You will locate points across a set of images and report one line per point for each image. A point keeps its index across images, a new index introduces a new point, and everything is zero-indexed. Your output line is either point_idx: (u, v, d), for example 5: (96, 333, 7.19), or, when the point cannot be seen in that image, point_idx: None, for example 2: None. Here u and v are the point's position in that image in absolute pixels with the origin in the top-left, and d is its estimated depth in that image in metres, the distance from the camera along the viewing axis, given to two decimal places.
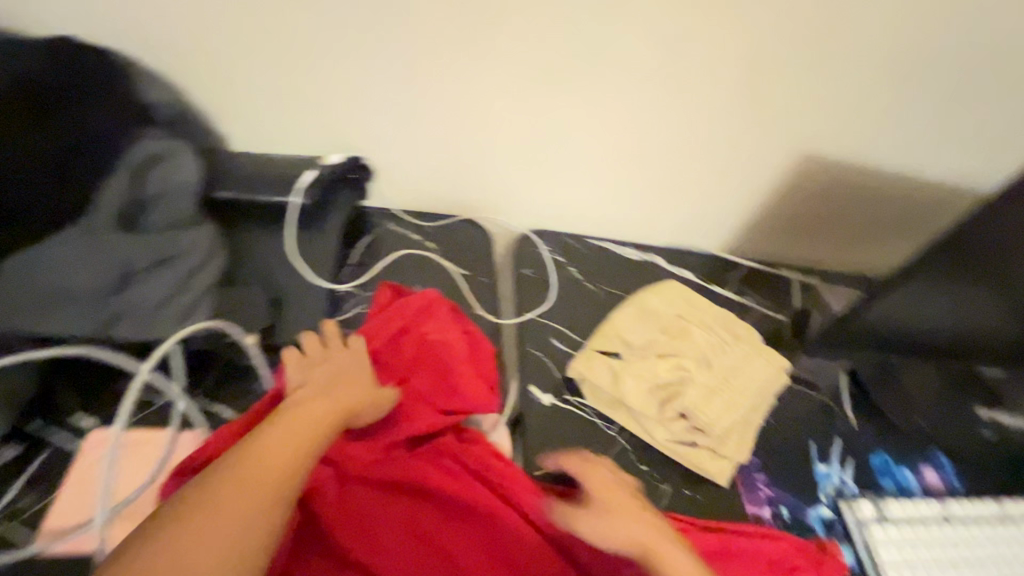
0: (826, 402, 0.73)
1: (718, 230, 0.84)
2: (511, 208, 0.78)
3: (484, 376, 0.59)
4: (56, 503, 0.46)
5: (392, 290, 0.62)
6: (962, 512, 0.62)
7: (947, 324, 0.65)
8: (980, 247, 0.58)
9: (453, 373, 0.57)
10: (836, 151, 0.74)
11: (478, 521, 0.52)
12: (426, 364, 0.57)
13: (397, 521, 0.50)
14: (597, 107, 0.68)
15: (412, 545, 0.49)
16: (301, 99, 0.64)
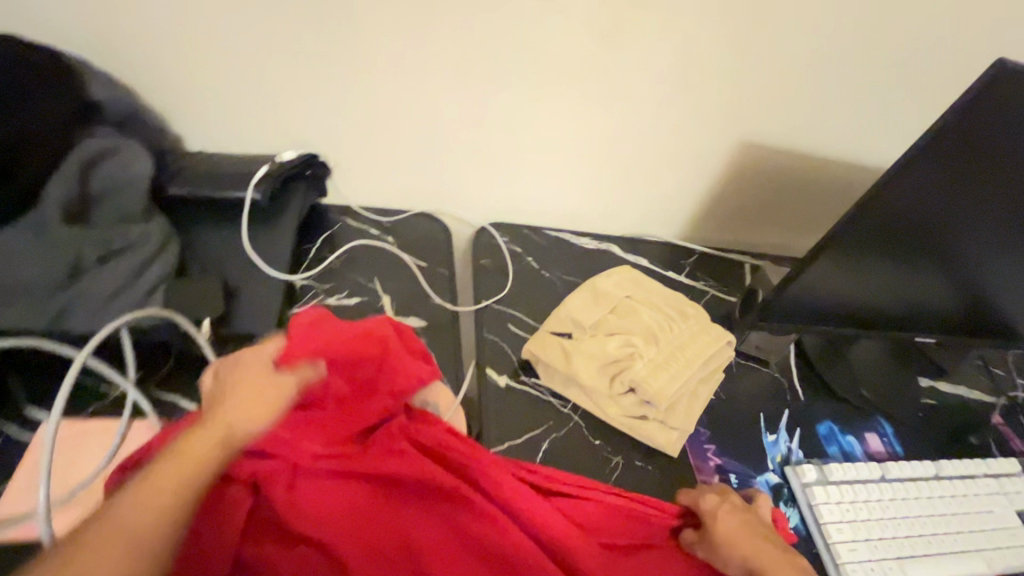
0: (775, 376, 0.76)
1: (670, 218, 0.88)
2: (468, 201, 0.80)
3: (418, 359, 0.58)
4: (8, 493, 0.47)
5: None
6: (900, 473, 0.66)
7: (886, 294, 0.72)
8: (887, 210, 0.63)
9: (391, 363, 0.55)
10: (773, 139, 0.78)
11: (440, 504, 0.53)
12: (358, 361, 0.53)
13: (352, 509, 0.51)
14: (542, 99, 0.70)
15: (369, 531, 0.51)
16: (254, 97, 0.66)
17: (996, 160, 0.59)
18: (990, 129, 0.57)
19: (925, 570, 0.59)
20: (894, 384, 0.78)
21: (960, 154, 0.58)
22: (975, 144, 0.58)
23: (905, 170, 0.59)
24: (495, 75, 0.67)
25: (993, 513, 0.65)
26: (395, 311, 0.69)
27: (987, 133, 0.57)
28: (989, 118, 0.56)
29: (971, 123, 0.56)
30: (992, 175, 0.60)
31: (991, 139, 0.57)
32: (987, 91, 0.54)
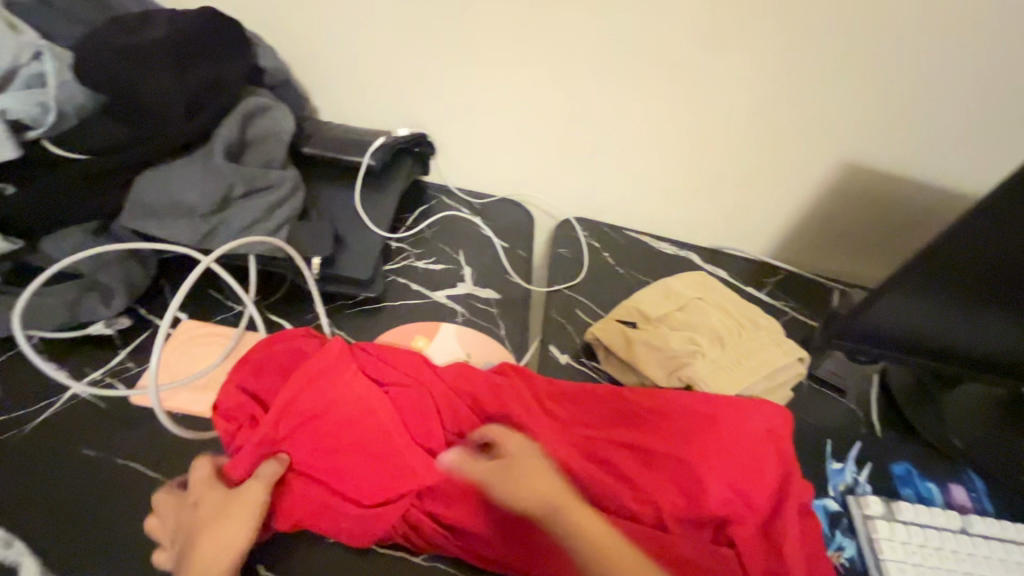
0: (851, 407, 0.72)
1: (757, 235, 0.86)
2: (554, 193, 0.85)
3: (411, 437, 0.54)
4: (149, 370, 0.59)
5: (281, 344, 0.56)
6: (983, 528, 0.60)
7: (1000, 339, 0.67)
8: (977, 243, 0.58)
9: (340, 405, 0.53)
10: (879, 161, 0.74)
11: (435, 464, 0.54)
12: (343, 438, 0.52)
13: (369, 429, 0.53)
14: (638, 101, 0.73)
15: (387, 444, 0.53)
16: (380, 79, 0.75)
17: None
18: None
19: None
20: (1001, 436, 0.71)
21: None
22: None
23: (1001, 201, 0.55)
24: (596, 70, 0.71)
25: None
26: (473, 281, 0.74)
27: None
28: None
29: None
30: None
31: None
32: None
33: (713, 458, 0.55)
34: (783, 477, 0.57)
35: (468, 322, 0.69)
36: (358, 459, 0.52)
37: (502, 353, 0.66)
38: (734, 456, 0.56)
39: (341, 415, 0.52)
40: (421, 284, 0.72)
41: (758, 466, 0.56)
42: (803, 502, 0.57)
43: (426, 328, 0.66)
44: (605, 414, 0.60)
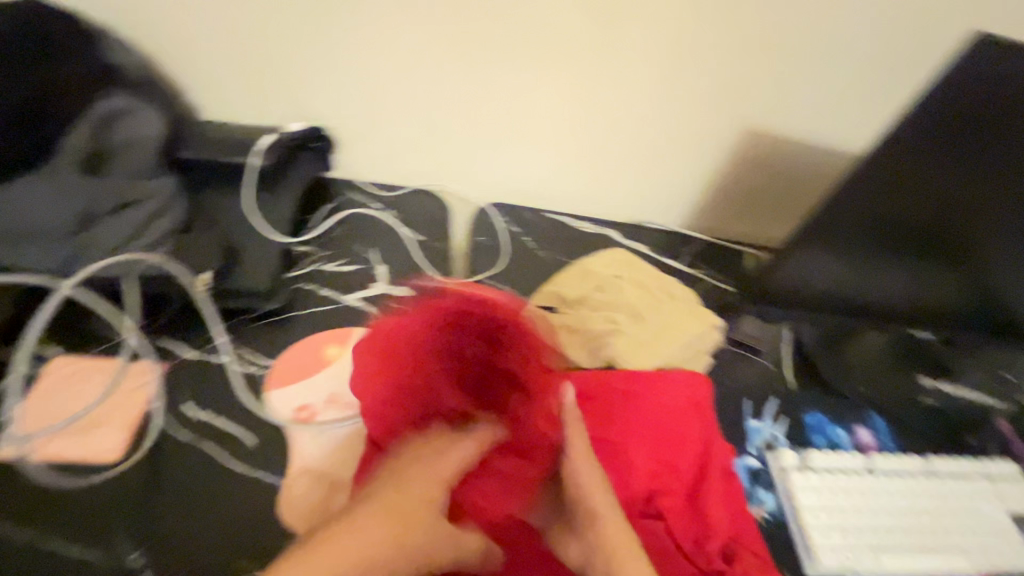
0: (768, 365, 0.75)
1: (672, 207, 0.87)
2: (468, 180, 0.82)
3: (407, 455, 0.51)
4: (14, 419, 0.51)
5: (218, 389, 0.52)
6: (885, 464, 0.65)
7: (903, 288, 0.71)
8: (867, 200, 0.61)
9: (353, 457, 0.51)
10: (776, 127, 0.77)
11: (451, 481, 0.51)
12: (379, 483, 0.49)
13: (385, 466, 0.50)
14: (542, 79, 0.71)
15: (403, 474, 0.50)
16: (262, 71, 0.69)
17: (987, 138, 0.56)
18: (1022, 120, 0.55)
19: (903, 561, 0.58)
20: (902, 378, 0.77)
21: (938, 140, 0.56)
22: (1007, 137, 0.56)
23: (881, 160, 0.58)
24: (495, 48, 0.68)
25: (984, 512, 0.64)
26: (388, 280, 0.70)
27: (962, 116, 0.54)
28: (967, 97, 0.53)
29: (949, 104, 0.53)
30: (983, 153, 0.57)
31: (969, 120, 0.55)
32: (959, 71, 0.51)
33: (650, 415, 0.58)
34: (705, 440, 0.59)
35: None
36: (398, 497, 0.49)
37: None
38: (660, 420, 0.58)
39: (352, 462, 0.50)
40: (331, 289, 0.68)
41: (680, 434, 0.58)
42: (726, 465, 0.59)
43: (339, 336, 0.63)
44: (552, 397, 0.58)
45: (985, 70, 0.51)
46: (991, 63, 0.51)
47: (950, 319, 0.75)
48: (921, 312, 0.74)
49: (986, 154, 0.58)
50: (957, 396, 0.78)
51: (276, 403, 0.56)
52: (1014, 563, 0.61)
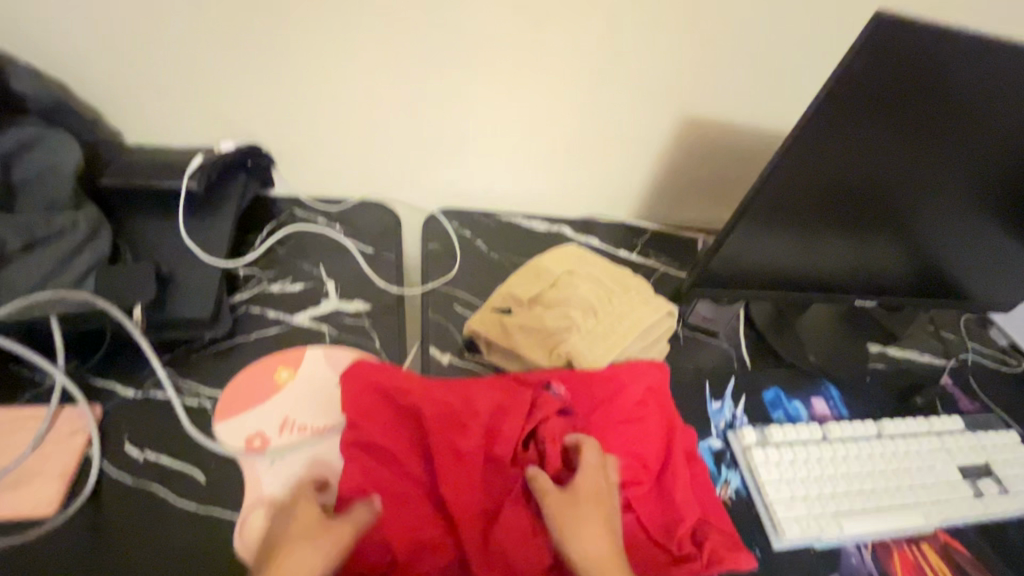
0: (724, 347, 0.77)
1: (622, 200, 0.89)
2: (414, 188, 0.81)
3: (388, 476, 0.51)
4: None
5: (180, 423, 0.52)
6: (841, 433, 0.67)
7: (847, 259, 0.74)
8: (802, 169, 0.63)
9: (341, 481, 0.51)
10: (712, 114, 0.79)
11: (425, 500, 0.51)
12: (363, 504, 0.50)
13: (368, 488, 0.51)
14: (479, 80, 0.71)
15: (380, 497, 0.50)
16: (186, 91, 0.67)
17: (905, 104, 0.59)
18: (937, 84, 0.58)
19: (864, 524, 0.60)
20: (854, 345, 0.81)
21: (860, 106, 0.58)
22: (926, 104, 0.59)
23: (810, 132, 0.59)
24: (427, 51, 0.68)
25: (934, 467, 0.67)
26: (339, 295, 0.69)
27: (879, 83, 0.57)
28: (881, 65, 0.55)
29: (865, 72, 0.56)
30: (903, 119, 0.60)
31: (889, 86, 0.57)
32: (870, 44, 0.53)
33: (613, 411, 0.58)
34: (666, 428, 0.60)
35: (337, 340, 0.64)
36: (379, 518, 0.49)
37: None
38: (622, 413, 0.58)
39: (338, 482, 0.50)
40: (278, 309, 0.66)
41: (642, 425, 0.58)
42: (687, 449, 0.60)
43: (289, 358, 0.61)
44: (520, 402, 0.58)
45: (898, 37, 0.53)
46: (900, 32, 0.53)
47: (890, 284, 0.79)
48: (863, 280, 0.78)
49: (910, 122, 0.60)
50: (903, 359, 0.82)
51: (225, 433, 0.54)
52: (964, 513, 0.64)
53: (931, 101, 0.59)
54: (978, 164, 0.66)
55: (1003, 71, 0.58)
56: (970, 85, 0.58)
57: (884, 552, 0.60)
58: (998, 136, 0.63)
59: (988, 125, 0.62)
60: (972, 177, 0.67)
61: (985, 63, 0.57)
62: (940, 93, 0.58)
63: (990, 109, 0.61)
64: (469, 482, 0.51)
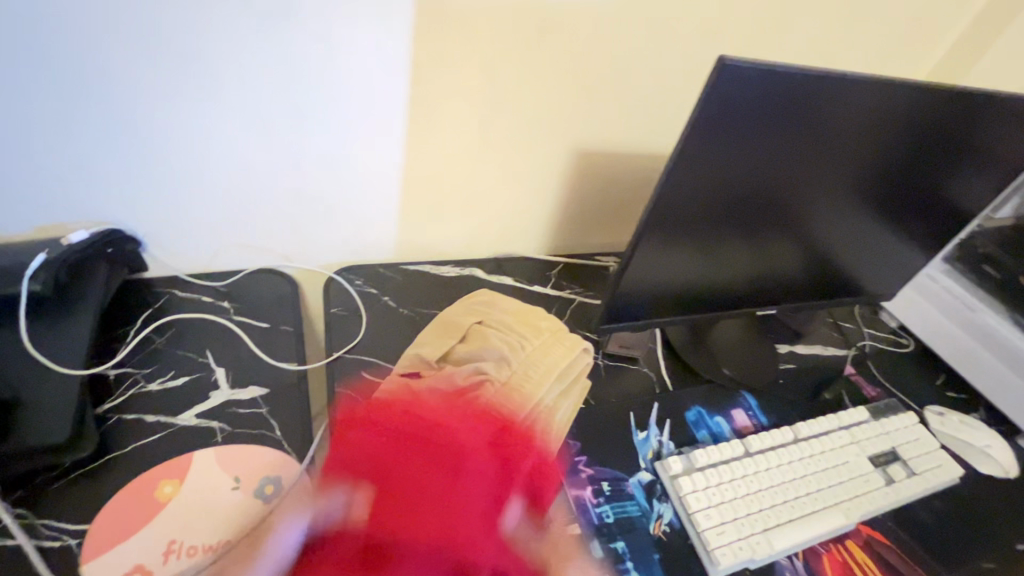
0: (645, 372, 0.78)
1: (530, 234, 0.89)
2: (311, 251, 0.77)
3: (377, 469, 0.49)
4: None
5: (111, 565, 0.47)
6: (760, 444, 0.68)
7: (747, 267, 0.77)
8: (688, 195, 0.64)
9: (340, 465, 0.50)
10: (603, 145, 0.80)
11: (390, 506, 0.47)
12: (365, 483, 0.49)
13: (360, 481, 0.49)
14: (358, 136, 0.68)
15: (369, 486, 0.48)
16: (23, 177, 0.60)
17: (770, 126, 0.61)
18: (795, 106, 0.60)
19: (791, 536, 0.61)
20: (764, 349, 0.84)
21: (730, 133, 0.60)
22: (789, 123, 0.62)
23: (686, 163, 0.61)
24: (296, 111, 0.64)
25: (848, 463, 0.70)
26: (230, 383, 0.63)
27: (742, 111, 0.58)
28: (741, 96, 0.57)
29: (727, 104, 0.57)
30: (772, 138, 0.62)
31: (753, 111, 0.59)
32: (724, 83, 0.55)
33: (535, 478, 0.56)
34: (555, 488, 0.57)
35: (231, 436, 0.58)
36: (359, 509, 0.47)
37: (281, 459, 0.57)
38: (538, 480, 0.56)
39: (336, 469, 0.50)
40: (159, 412, 0.59)
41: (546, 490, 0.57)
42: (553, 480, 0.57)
43: (173, 469, 0.54)
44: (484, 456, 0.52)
45: (748, 74, 0.56)
46: (750, 69, 0.55)
47: (789, 283, 0.83)
48: (766, 283, 0.81)
49: (779, 140, 0.63)
50: (811, 356, 0.87)
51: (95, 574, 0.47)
52: (880, 504, 0.67)
53: (793, 120, 0.62)
54: (847, 169, 0.70)
55: (850, 90, 0.62)
56: (823, 104, 0.62)
57: (815, 560, 0.61)
58: (857, 144, 0.68)
59: (847, 136, 0.66)
60: (842, 181, 0.72)
61: (832, 85, 0.60)
62: (800, 114, 0.61)
63: (844, 122, 0.65)
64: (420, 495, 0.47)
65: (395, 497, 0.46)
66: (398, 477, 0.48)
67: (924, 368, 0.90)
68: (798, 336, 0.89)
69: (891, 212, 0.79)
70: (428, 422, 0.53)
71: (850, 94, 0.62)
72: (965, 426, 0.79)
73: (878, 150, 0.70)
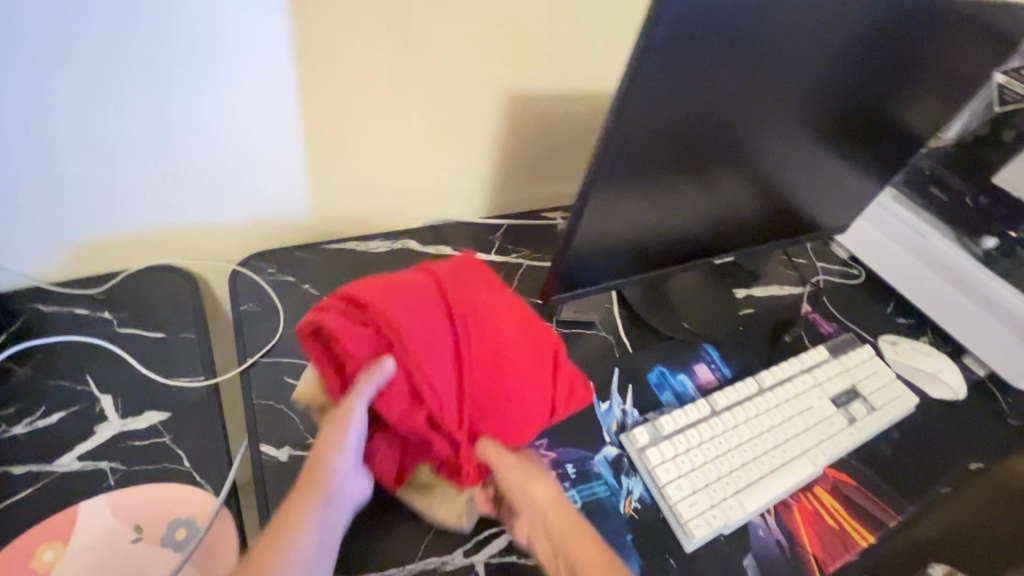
0: (604, 336, 0.73)
1: (469, 196, 0.79)
2: (208, 240, 0.65)
3: (461, 325, 0.48)
4: None
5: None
6: (726, 401, 0.65)
7: (706, 214, 0.72)
8: (643, 140, 0.57)
9: (455, 297, 0.49)
10: (540, 87, 0.70)
11: (444, 361, 0.46)
12: (442, 319, 0.48)
13: (438, 315, 0.48)
14: (242, 101, 0.55)
15: (438, 327, 0.47)
16: None
17: (726, 54, 0.54)
18: (754, 26, 0.53)
19: (763, 495, 0.59)
20: (722, 297, 0.81)
21: (684, 64, 0.52)
22: (747, 49, 0.55)
23: (634, 105, 0.53)
24: (153, 74, 0.50)
25: (813, 407, 0.68)
26: (120, 412, 0.53)
27: (698, 36, 0.51)
28: (694, 18, 0.49)
29: (679, 29, 0.49)
30: (731, 66, 0.55)
31: (708, 36, 0.51)
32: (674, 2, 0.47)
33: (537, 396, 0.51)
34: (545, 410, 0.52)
35: (128, 476, 0.49)
36: (423, 320, 0.47)
37: (194, 495, 0.49)
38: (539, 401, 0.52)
39: (469, 303, 0.50)
40: (29, 460, 0.49)
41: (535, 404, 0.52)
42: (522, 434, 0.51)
43: (59, 527, 0.45)
44: (520, 359, 0.50)
45: None
46: None
47: (747, 226, 0.78)
48: (724, 227, 0.76)
49: (737, 67, 0.56)
50: (768, 297, 0.84)
51: None
52: (844, 445, 0.66)
53: (754, 42, 0.55)
54: (806, 97, 0.65)
55: (809, 7, 0.55)
56: (783, 22, 0.55)
57: (785, 513, 0.60)
58: (817, 67, 0.62)
59: (805, 61, 0.60)
60: (801, 110, 0.66)
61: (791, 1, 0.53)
62: (761, 41, 0.55)
63: (805, 41, 0.58)
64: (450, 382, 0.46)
65: (441, 355, 0.46)
66: (441, 342, 0.47)
67: (875, 296, 0.89)
68: (755, 279, 0.86)
69: (848, 140, 0.74)
70: (496, 350, 0.49)
71: (812, 10, 0.55)
72: (917, 352, 0.80)
73: (835, 76, 0.64)
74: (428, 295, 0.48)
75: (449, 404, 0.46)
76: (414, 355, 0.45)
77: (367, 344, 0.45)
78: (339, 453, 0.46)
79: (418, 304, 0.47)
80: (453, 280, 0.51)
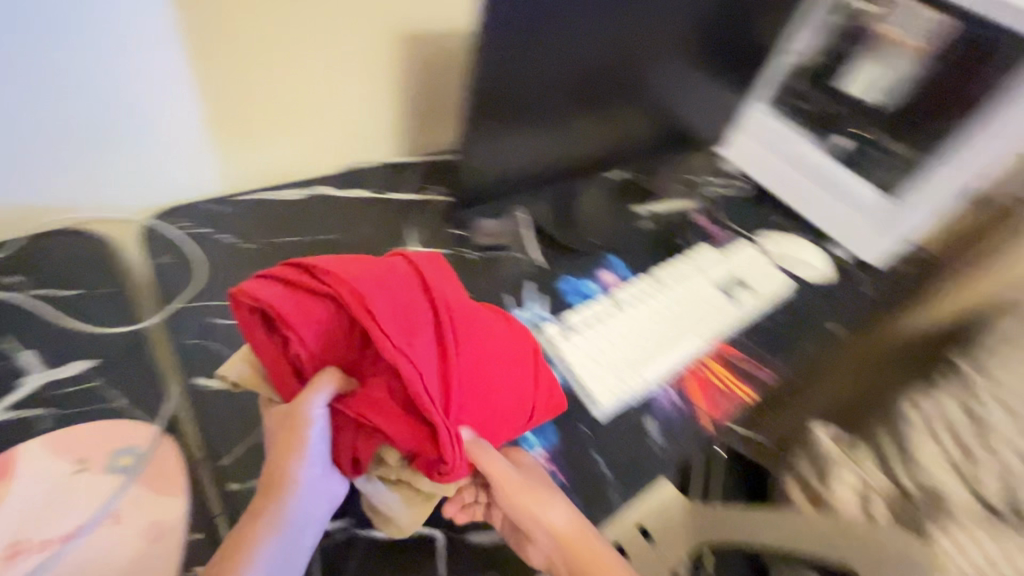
0: (515, 255, 0.78)
1: (382, 135, 0.80)
2: (105, 202, 0.64)
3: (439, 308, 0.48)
4: None
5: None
6: (624, 294, 0.74)
7: (600, 139, 0.79)
8: (518, 68, 0.62)
9: (433, 281, 0.50)
10: (432, 21, 0.71)
11: (419, 339, 0.46)
12: (417, 300, 0.48)
13: (413, 296, 0.48)
14: (108, 53, 0.53)
15: (414, 308, 0.47)
16: None
17: None
18: None
19: (659, 367, 0.69)
20: (623, 212, 0.89)
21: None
22: None
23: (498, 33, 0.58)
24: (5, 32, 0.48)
25: (698, 292, 0.78)
26: (42, 363, 0.55)
27: None
28: None
29: None
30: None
31: None
32: None
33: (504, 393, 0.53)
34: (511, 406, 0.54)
35: (57, 422, 0.52)
36: (398, 299, 0.46)
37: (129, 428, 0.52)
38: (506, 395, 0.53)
39: (447, 292, 0.51)
40: None
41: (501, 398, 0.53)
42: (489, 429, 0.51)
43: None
44: (488, 355, 0.52)
45: None
46: None
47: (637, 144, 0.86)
48: (618, 147, 0.83)
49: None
50: (666, 209, 0.93)
51: None
52: (728, 322, 0.76)
53: None
54: (674, 23, 0.71)
55: None
56: None
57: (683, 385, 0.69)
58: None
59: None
60: (671, 35, 0.72)
61: None
62: None
63: None
64: (424, 361, 0.45)
65: (417, 333, 0.46)
66: (418, 322, 0.46)
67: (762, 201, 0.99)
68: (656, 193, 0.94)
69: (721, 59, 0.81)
70: (470, 340, 0.51)
71: None
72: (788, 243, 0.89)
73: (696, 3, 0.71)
74: (405, 277, 0.49)
75: (424, 383, 0.44)
76: (387, 330, 0.44)
77: (330, 323, 0.45)
78: (299, 467, 0.47)
79: (393, 284, 0.47)
80: (432, 271, 0.52)
